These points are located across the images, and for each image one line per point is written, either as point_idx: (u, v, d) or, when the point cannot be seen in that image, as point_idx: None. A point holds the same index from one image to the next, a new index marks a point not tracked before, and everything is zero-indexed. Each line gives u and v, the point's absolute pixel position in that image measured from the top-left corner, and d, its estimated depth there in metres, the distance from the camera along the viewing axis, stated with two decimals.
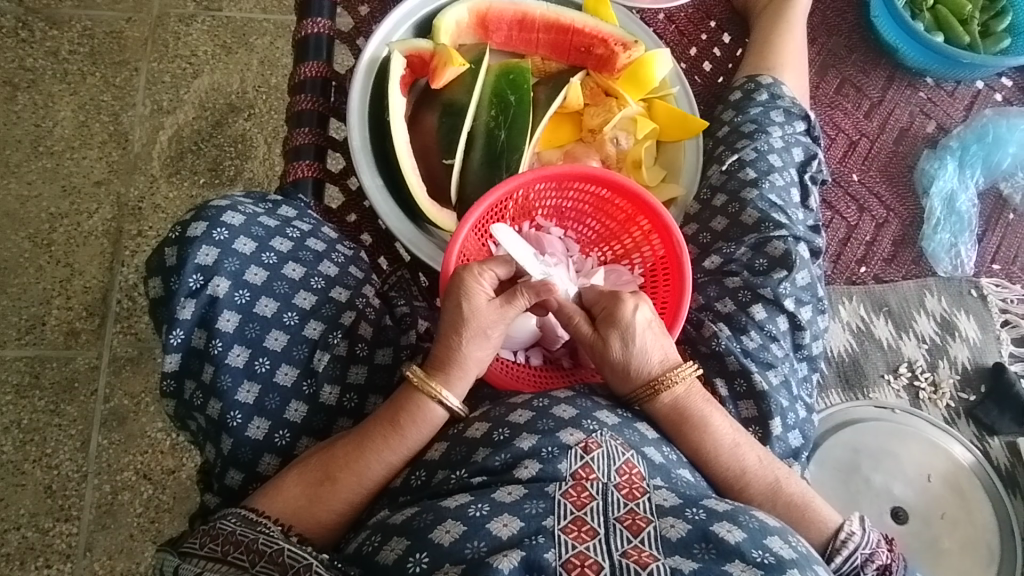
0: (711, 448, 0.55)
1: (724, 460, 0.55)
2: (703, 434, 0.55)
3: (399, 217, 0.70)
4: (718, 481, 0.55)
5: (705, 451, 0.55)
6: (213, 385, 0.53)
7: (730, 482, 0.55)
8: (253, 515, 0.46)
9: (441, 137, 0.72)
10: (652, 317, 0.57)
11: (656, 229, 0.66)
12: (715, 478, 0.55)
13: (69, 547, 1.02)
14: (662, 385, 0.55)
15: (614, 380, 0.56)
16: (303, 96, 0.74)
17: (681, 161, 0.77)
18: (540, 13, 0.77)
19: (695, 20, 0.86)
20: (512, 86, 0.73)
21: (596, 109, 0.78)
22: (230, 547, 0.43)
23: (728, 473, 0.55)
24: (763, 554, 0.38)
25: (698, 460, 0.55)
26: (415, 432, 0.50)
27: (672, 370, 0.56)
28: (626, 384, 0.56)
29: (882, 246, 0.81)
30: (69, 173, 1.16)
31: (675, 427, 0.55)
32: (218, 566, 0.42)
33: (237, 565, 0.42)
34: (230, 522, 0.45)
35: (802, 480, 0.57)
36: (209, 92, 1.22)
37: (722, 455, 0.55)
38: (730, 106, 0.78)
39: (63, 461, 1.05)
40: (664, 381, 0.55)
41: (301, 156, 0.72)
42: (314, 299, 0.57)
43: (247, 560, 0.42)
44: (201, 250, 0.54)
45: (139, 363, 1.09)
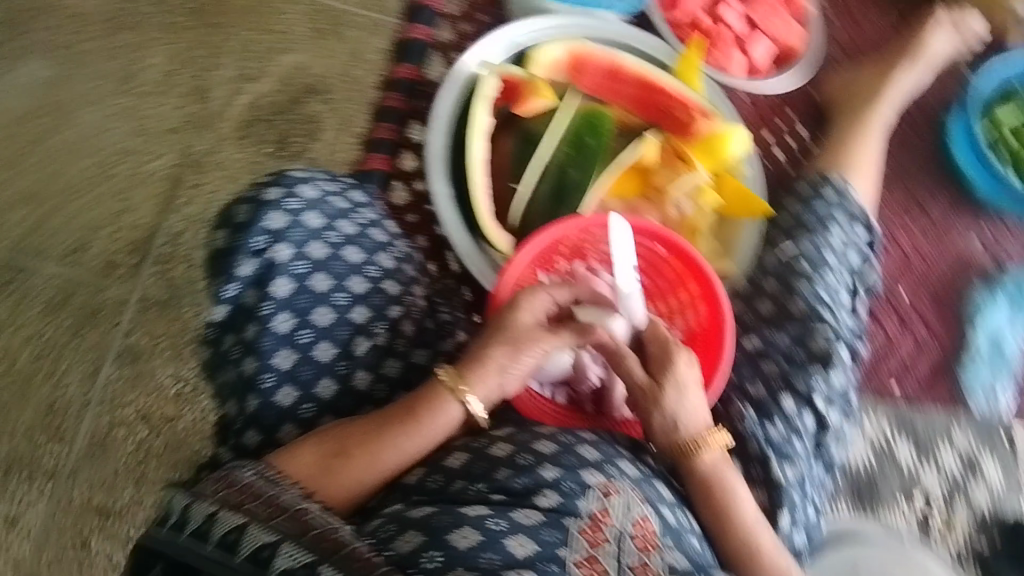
0: (734, 520, 0.55)
1: (741, 535, 0.55)
2: (729, 504, 0.56)
3: (458, 226, 0.71)
4: (727, 554, 0.55)
5: (724, 520, 0.55)
6: (253, 343, 0.54)
7: (742, 558, 0.55)
8: (272, 473, 0.46)
9: (514, 162, 0.75)
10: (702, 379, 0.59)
11: (704, 296, 0.68)
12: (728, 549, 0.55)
13: (54, 468, 1.03)
14: (702, 443, 0.56)
15: (657, 429, 0.57)
16: (392, 95, 0.79)
17: (736, 238, 0.79)
18: (631, 66, 0.79)
19: (776, 107, 0.89)
20: (591, 130, 0.75)
21: (666, 171, 0.80)
22: (250, 497, 0.43)
23: (742, 548, 0.55)
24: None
25: (716, 529, 0.56)
26: (434, 424, 0.50)
27: (710, 432, 0.57)
28: (667, 435, 0.57)
29: (919, 369, 0.81)
30: (147, 115, 1.20)
31: (703, 489, 0.56)
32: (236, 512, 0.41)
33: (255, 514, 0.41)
34: (248, 474, 0.45)
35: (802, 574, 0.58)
36: (292, 70, 1.23)
37: (739, 531, 0.55)
38: (796, 196, 0.79)
39: (71, 384, 1.07)
40: (702, 441, 0.56)
41: (378, 149, 0.76)
42: (365, 286, 0.58)
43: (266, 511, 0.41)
44: (272, 214, 0.57)
45: (167, 310, 1.11)
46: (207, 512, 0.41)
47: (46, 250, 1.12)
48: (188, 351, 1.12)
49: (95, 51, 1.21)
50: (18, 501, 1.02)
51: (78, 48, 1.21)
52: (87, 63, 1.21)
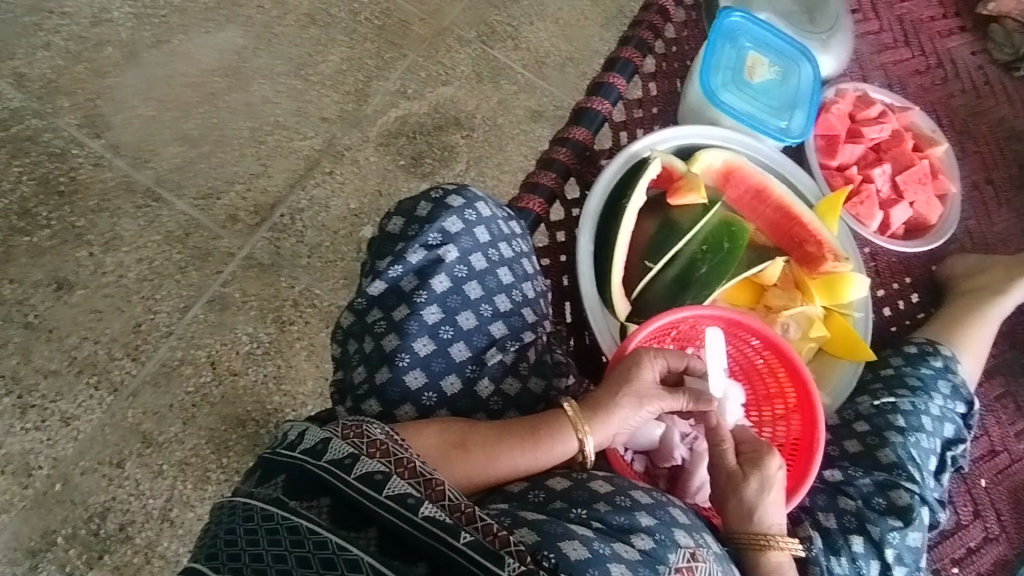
0: None
1: None
2: None
3: (590, 281, 0.76)
4: None
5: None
6: (400, 323, 0.58)
7: None
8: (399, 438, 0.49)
9: (649, 245, 0.79)
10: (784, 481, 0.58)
11: (801, 415, 0.71)
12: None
13: (120, 382, 0.99)
14: (773, 544, 0.56)
15: (732, 516, 0.58)
16: (562, 150, 0.84)
17: (831, 376, 0.82)
18: (778, 193, 0.86)
19: (894, 269, 0.93)
20: (730, 236, 0.81)
21: (782, 293, 0.83)
22: (387, 452, 0.46)
23: None
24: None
25: None
26: (548, 449, 0.53)
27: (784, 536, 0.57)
28: (741, 524, 0.57)
29: (983, 560, 0.79)
30: (309, 101, 1.20)
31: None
32: (377, 461, 0.45)
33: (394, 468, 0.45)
34: (377, 430, 0.48)
35: None
36: (447, 101, 1.25)
37: None
38: (900, 354, 0.82)
39: (163, 311, 1.04)
40: (775, 542, 0.56)
41: (536, 191, 0.81)
42: (508, 306, 0.62)
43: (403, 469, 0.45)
44: (450, 218, 0.62)
45: (264, 282, 1.08)
46: (351, 454, 0.45)
47: (183, 187, 1.10)
48: (271, 313, 1.07)
49: (269, 37, 1.21)
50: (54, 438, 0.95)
51: (274, 30, 1.22)
52: (275, 46, 1.22)
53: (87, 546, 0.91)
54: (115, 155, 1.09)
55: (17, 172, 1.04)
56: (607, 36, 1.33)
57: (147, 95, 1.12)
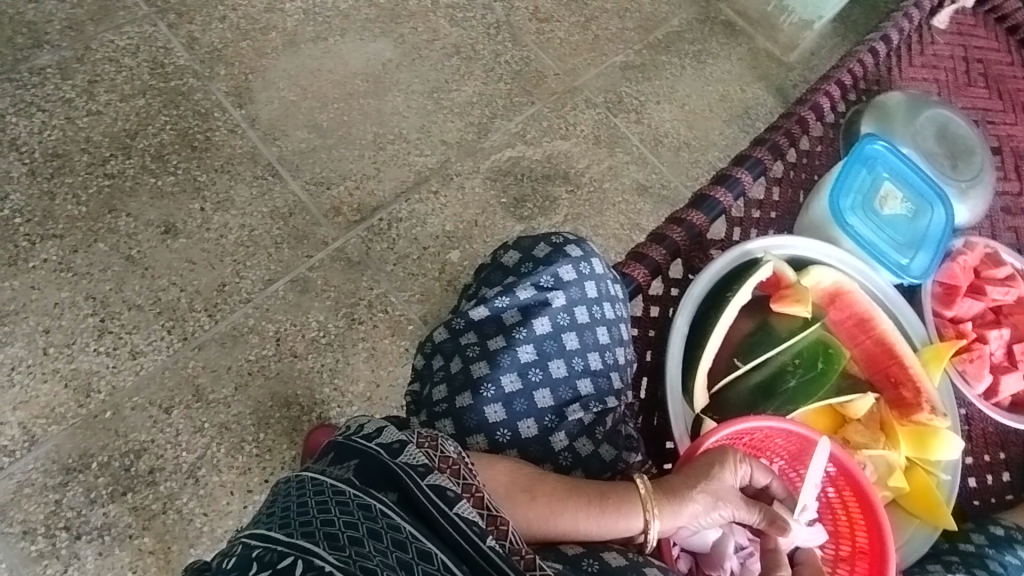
0: None
1: None
2: None
3: (676, 363, 0.76)
4: None
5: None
6: (493, 354, 0.58)
7: None
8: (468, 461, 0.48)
9: (746, 342, 0.77)
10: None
11: (869, 559, 0.66)
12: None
13: (190, 334, 1.01)
14: None
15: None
16: (676, 228, 0.84)
17: (903, 533, 0.76)
18: (884, 327, 0.83)
19: (987, 440, 0.87)
20: (826, 357, 0.79)
21: (868, 429, 0.79)
22: (458, 471, 0.46)
23: None
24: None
25: None
26: (614, 522, 0.51)
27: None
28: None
29: None
30: (434, 120, 1.22)
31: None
32: (447, 477, 0.45)
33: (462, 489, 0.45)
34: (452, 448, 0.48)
35: None
36: (561, 155, 1.25)
37: None
38: (984, 533, 0.77)
39: (247, 279, 1.06)
40: None
41: (643, 262, 0.81)
42: (599, 366, 0.61)
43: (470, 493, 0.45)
44: (565, 265, 0.62)
45: (347, 278, 1.10)
46: (424, 465, 0.45)
47: (298, 169, 1.14)
48: (345, 307, 1.08)
49: (416, 53, 1.26)
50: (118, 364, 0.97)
51: (421, 51, 1.26)
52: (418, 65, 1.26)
53: (116, 478, 0.92)
54: (251, 127, 1.14)
55: (163, 121, 1.11)
56: (728, 132, 1.34)
57: (294, 81, 1.19)
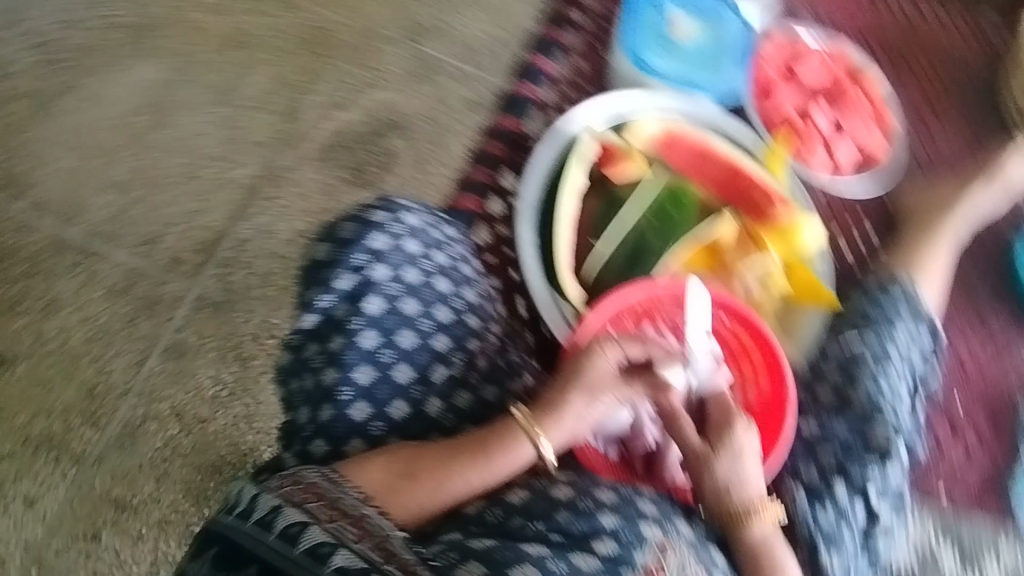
0: None
1: None
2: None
3: (538, 275, 0.72)
4: None
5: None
6: (337, 355, 0.58)
7: None
8: (335, 477, 0.50)
9: (596, 221, 0.78)
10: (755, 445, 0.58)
11: (769, 371, 0.69)
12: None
13: (82, 453, 0.96)
14: (755, 509, 0.56)
15: (705, 491, 0.57)
16: (493, 144, 0.84)
17: (799, 326, 0.78)
18: (720, 148, 0.82)
19: (846, 209, 0.93)
20: (675, 203, 0.79)
21: (738, 248, 0.80)
22: (312, 496, 0.46)
23: None
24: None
25: None
26: (502, 461, 0.53)
27: (764, 501, 0.56)
28: (716, 499, 0.57)
29: (968, 480, 0.81)
30: (239, 125, 1.12)
31: (752, 561, 0.55)
32: (296, 507, 0.44)
33: (314, 513, 0.44)
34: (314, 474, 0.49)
35: None
36: (378, 103, 1.14)
37: None
38: (862, 291, 0.80)
39: (114, 372, 0.99)
40: (756, 506, 0.56)
41: (471, 190, 0.81)
42: (450, 316, 0.61)
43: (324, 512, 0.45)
44: (375, 235, 0.61)
45: (217, 330, 1.02)
46: (277, 504, 0.44)
47: (117, 236, 1.05)
48: (230, 352, 1.02)
49: (189, 60, 1.13)
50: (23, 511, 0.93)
51: (192, 57, 1.14)
52: (196, 72, 1.14)
53: None
54: (44, 216, 1.04)
55: None
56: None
57: (72, 144, 1.07)
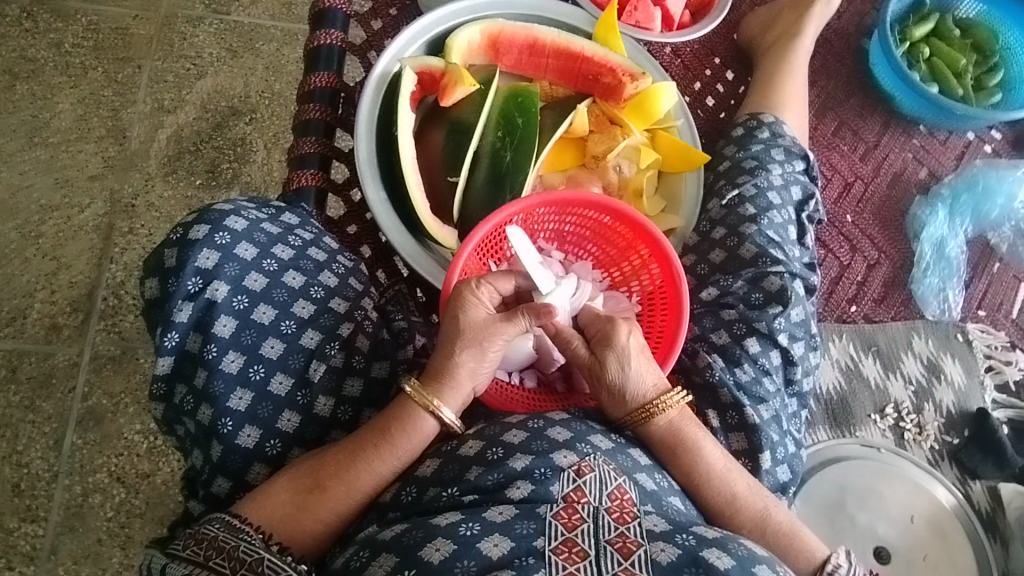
0: (704, 475, 0.55)
1: (714, 487, 0.55)
2: (697, 459, 0.56)
3: (400, 231, 0.70)
4: (708, 508, 0.55)
5: (696, 477, 0.56)
6: (205, 390, 0.54)
7: (720, 510, 0.55)
8: (237, 522, 0.49)
9: (447, 155, 0.70)
10: (644, 343, 0.58)
11: (657, 258, 0.67)
12: (704, 496, 0.55)
13: (33, 549, 0.99)
14: (655, 408, 0.57)
15: (607, 404, 0.58)
16: (311, 106, 0.73)
17: (681, 193, 0.76)
18: (551, 38, 0.76)
19: (700, 56, 0.88)
20: (520, 109, 0.72)
21: (600, 136, 0.77)
22: (212, 553, 0.47)
23: (718, 500, 0.55)
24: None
25: (691, 488, 0.56)
26: (406, 441, 0.53)
27: (665, 394, 0.57)
28: (620, 408, 0.57)
29: (873, 287, 0.84)
30: (64, 166, 1.14)
31: (668, 452, 0.56)
32: (200, 569, 0.46)
33: (218, 570, 0.46)
34: (215, 528, 0.49)
35: (788, 509, 0.57)
36: (211, 94, 1.20)
37: (713, 482, 0.55)
38: (732, 141, 0.80)
39: (34, 460, 1.02)
40: (657, 405, 0.57)
41: (305, 164, 0.72)
42: (312, 309, 0.59)
43: (228, 567, 0.46)
44: (201, 253, 0.56)
45: (122, 363, 1.07)
46: (182, 573, 0.46)
47: None
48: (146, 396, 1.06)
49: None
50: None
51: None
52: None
53: None
54: None
55: None
56: None
57: None
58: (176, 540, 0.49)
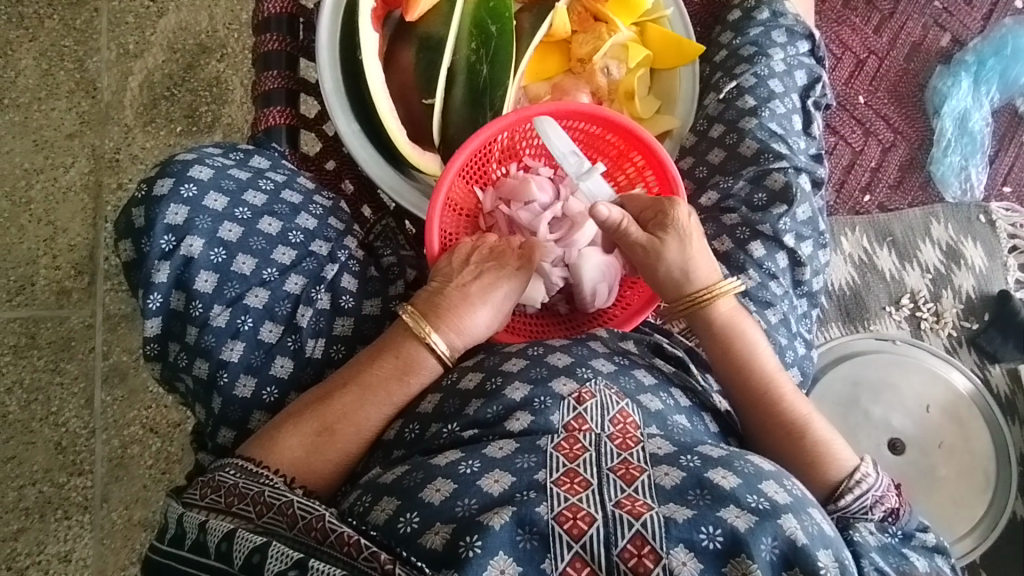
0: (751, 367, 0.56)
1: (758, 379, 0.55)
2: (743, 351, 0.56)
3: (379, 163, 0.66)
4: (746, 403, 0.55)
5: (741, 366, 0.56)
6: (198, 345, 0.54)
7: (758, 404, 0.55)
8: (251, 466, 0.49)
9: (419, 75, 0.65)
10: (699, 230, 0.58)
11: (651, 165, 0.64)
12: (733, 393, 0.56)
13: (85, 499, 1.05)
14: (705, 296, 0.57)
15: (663, 287, 0.58)
16: (269, 35, 0.68)
17: (676, 90, 0.71)
18: None
19: None
20: (493, 14, 0.65)
21: (585, 36, 0.70)
22: (235, 500, 0.46)
23: (758, 392, 0.55)
24: (772, 548, 0.38)
25: (733, 379, 0.56)
26: (407, 374, 0.54)
27: (721, 285, 0.58)
28: (673, 289, 0.58)
29: (889, 172, 0.80)
30: (40, 126, 1.10)
31: (714, 340, 0.57)
32: (223, 516, 0.45)
33: (243, 514, 0.45)
34: (230, 474, 0.48)
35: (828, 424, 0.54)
36: (177, 32, 1.13)
37: (756, 374, 0.56)
38: (728, 27, 0.73)
39: (70, 418, 1.07)
40: (707, 294, 0.57)
41: (271, 101, 0.67)
42: (293, 254, 0.57)
43: (254, 511, 0.45)
44: (170, 209, 0.54)
45: (134, 320, 1.08)
46: (200, 520, 0.44)
47: None
48: None
49: None
50: (64, 538, 1.05)
51: None
52: None
53: None
54: None
55: None
56: None
57: None
58: (191, 489, 0.49)
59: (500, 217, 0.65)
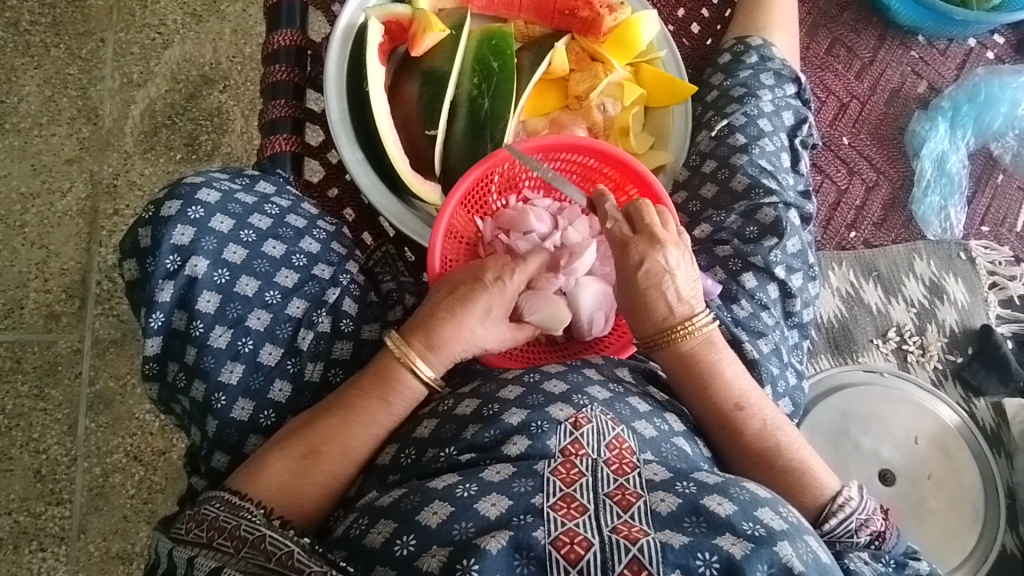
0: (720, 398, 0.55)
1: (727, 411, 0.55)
2: (712, 382, 0.55)
3: (381, 191, 0.68)
4: (719, 434, 0.55)
5: (711, 398, 0.55)
6: (196, 366, 0.54)
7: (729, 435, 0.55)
8: (235, 498, 0.48)
9: (423, 107, 0.67)
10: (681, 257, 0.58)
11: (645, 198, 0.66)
12: (708, 422, 0.55)
13: (62, 530, 1.02)
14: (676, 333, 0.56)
15: (636, 321, 0.58)
16: (277, 66, 0.70)
17: (669, 127, 0.74)
18: None
19: None
20: (495, 52, 0.69)
21: (582, 75, 0.73)
22: (215, 534, 0.45)
23: (728, 425, 0.55)
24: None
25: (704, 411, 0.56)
26: (393, 397, 0.54)
27: (690, 320, 0.56)
28: (645, 327, 0.57)
29: (873, 210, 0.83)
30: (39, 151, 1.11)
31: (683, 373, 0.56)
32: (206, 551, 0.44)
33: (223, 550, 0.44)
34: (215, 507, 0.47)
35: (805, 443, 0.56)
36: (181, 63, 1.16)
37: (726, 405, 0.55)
38: (719, 70, 0.77)
39: (52, 445, 1.04)
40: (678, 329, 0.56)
41: (277, 129, 0.69)
42: (296, 277, 0.58)
43: (232, 547, 0.44)
44: (176, 229, 0.55)
45: (122, 345, 1.07)
46: (188, 556, 0.44)
47: None
48: None
49: None
50: (37, 571, 1.01)
51: None
52: None
53: None
54: None
55: None
56: None
57: None
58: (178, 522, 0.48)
59: (500, 246, 0.66)
